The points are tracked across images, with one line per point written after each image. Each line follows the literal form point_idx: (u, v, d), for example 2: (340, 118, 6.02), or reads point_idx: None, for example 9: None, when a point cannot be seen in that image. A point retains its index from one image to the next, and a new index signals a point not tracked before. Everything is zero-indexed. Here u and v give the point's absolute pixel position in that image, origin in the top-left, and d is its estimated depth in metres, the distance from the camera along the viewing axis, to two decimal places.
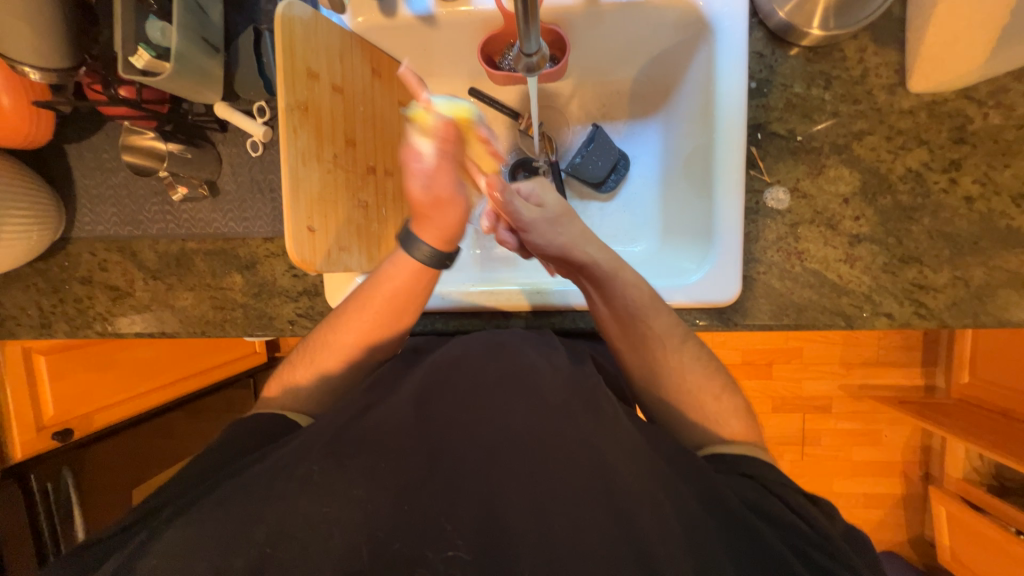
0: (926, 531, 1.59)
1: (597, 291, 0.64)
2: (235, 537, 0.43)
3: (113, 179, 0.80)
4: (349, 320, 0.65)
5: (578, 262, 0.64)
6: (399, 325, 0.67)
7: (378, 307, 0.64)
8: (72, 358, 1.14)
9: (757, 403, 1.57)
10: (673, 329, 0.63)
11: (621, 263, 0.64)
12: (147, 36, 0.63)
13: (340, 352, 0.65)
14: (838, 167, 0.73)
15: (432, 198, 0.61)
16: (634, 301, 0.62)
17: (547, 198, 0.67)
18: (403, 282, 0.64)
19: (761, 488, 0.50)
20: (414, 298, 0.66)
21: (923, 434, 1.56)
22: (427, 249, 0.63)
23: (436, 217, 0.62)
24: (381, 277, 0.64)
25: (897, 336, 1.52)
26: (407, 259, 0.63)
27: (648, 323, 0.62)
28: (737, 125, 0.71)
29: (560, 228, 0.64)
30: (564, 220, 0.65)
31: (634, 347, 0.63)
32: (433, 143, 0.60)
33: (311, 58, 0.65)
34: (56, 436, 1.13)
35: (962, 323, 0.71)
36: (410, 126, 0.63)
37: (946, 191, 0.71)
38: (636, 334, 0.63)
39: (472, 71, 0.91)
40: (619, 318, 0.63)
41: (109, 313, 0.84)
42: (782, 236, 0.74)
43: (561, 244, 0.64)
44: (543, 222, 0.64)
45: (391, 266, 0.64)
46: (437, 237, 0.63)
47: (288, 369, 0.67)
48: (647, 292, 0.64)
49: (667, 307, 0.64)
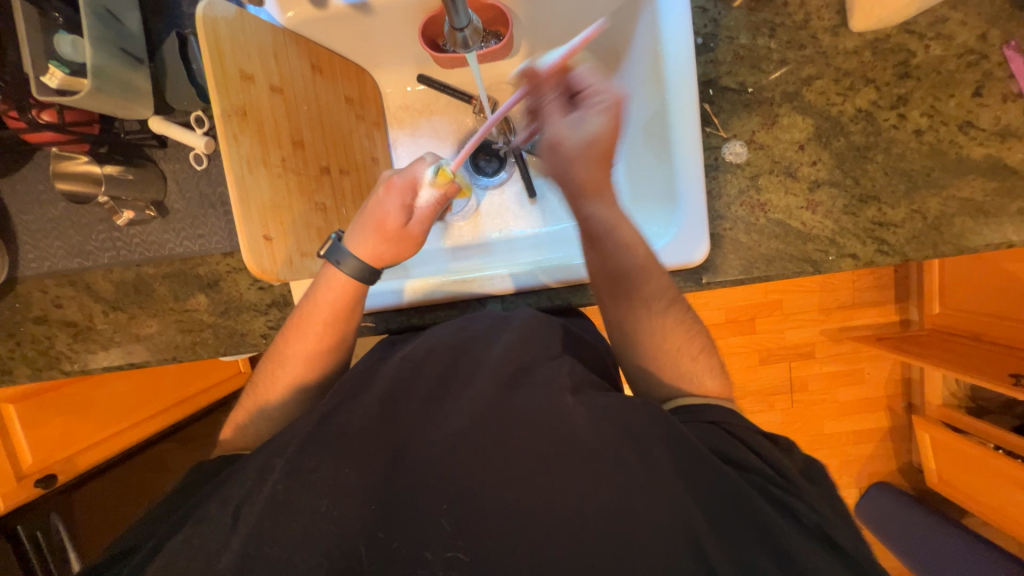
0: (914, 459, 1.66)
1: (594, 243, 0.65)
2: (218, 557, 0.42)
3: (53, 211, 0.76)
4: (289, 345, 0.65)
5: (579, 210, 0.66)
6: (342, 345, 0.67)
7: (316, 328, 0.64)
8: (44, 403, 1.09)
9: (744, 357, 1.61)
10: (662, 292, 0.63)
11: (623, 222, 0.65)
12: (57, 51, 0.60)
13: (281, 382, 0.64)
14: (791, 115, 0.74)
15: (403, 235, 0.66)
16: (625, 262, 0.64)
17: (590, 123, 0.64)
18: (338, 295, 0.65)
19: (725, 433, 0.51)
20: (351, 311, 0.66)
21: (902, 367, 1.62)
22: (356, 262, 0.64)
23: (392, 246, 0.66)
24: (313, 296, 0.65)
25: (869, 276, 1.56)
26: (338, 276, 0.64)
27: (637, 283, 0.63)
28: (688, 83, 0.71)
29: (583, 161, 0.65)
30: (587, 158, 0.65)
31: (617, 302, 0.64)
32: (434, 195, 0.67)
33: (242, 60, 0.62)
34: (39, 483, 1.09)
35: (923, 255, 0.72)
36: (424, 162, 0.67)
37: (896, 128, 0.72)
38: (622, 290, 0.64)
39: (418, 57, 0.89)
40: (605, 276, 0.64)
41: (71, 350, 0.80)
42: (743, 190, 0.75)
43: (572, 178, 0.66)
44: (574, 144, 0.65)
45: (322, 287, 0.64)
46: (371, 255, 0.65)
47: (240, 410, 0.66)
48: (642, 254, 0.64)
49: (661, 269, 0.65)
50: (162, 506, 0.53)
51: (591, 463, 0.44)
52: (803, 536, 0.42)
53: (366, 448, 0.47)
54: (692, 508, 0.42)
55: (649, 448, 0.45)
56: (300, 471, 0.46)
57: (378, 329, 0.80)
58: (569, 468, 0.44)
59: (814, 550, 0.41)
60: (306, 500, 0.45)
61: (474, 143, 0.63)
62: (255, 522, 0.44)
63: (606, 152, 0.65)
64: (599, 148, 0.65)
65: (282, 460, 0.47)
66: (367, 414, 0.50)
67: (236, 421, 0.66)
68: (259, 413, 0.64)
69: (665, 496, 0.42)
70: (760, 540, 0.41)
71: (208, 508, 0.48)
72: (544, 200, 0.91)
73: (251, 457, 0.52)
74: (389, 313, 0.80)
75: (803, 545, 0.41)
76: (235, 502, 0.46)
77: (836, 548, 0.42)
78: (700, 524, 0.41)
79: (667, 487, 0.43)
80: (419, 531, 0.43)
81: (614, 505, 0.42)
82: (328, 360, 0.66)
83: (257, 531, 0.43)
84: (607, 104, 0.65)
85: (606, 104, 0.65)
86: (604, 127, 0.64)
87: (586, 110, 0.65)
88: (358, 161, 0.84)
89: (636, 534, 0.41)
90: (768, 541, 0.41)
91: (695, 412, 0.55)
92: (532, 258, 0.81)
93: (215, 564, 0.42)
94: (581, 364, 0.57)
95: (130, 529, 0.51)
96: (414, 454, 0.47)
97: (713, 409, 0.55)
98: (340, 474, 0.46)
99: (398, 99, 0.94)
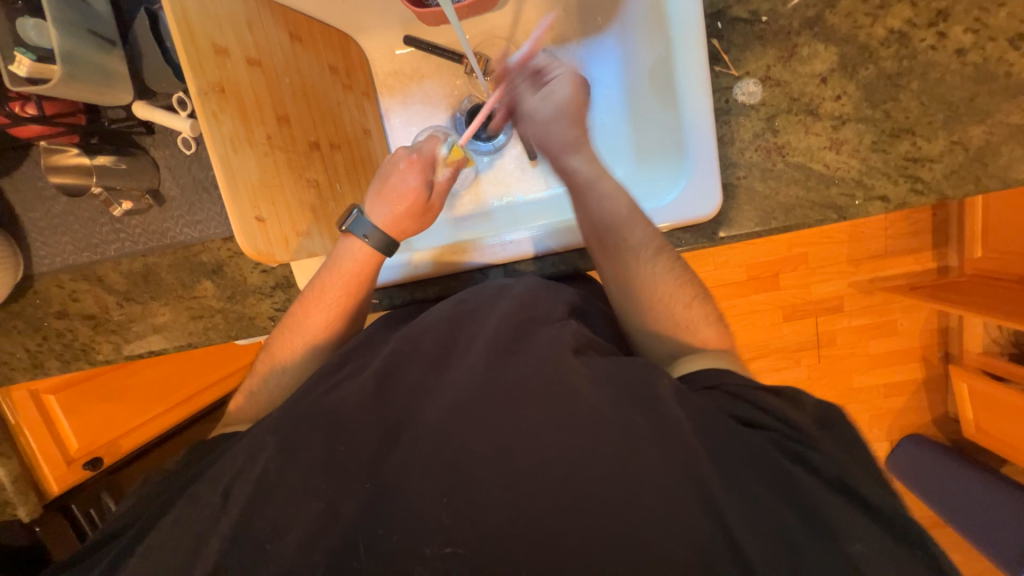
0: (950, 410, 1.59)
1: (579, 202, 0.66)
2: (231, 530, 0.45)
3: (56, 207, 0.76)
4: (307, 316, 0.67)
5: (566, 169, 0.69)
6: (361, 310, 0.69)
7: (337, 300, 0.66)
8: (82, 392, 1.16)
9: (768, 314, 1.55)
10: (651, 239, 0.62)
11: (603, 176, 0.67)
12: (23, 36, 0.59)
13: (296, 350, 0.66)
14: (812, 44, 0.66)
15: (426, 207, 0.71)
16: (613, 211, 0.64)
17: (557, 91, 0.72)
18: (361, 267, 0.67)
19: (734, 394, 0.49)
20: (371, 281, 0.68)
21: (939, 315, 1.54)
22: (384, 241, 0.67)
23: (414, 220, 0.70)
24: (336, 273, 0.67)
25: (904, 222, 1.46)
26: (360, 249, 0.67)
27: (624, 235, 0.62)
28: (694, 21, 0.64)
29: (555, 125, 0.71)
30: (563, 121, 0.71)
31: (611, 259, 0.63)
32: (450, 171, 0.73)
33: (215, 31, 0.58)
34: (87, 465, 1.16)
35: (963, 191, 0.66)
36: (440, 144, 0.73)
37: (934, 48, 0.64)
38: (612, 245, 0.63)
39: (402, 16, 0.84)
40: (596, 232, 0.64)
41: (93, 341, 0.83)
42: (759, 133, 0.69)
43: (554, 139, 0.71)
44: (547, 110, 0.71)
45: (347, 259, 0.67)
46: (397, 230, 0.69)
47: (252, 377, 0.69)
48: (628, 206, 0.64)
49: (646, 219, 0.64)
50: (170, 490, 0.56)
51: (586, 435, 0.44)
52: (791, 511, 0.40)
53: (361, 429, 0.47)
54: (694, 481, 0.41)
55: (653, 412, 0.44)
56: (290, 449, 0.47)
57: (383, 306, 0.80)
58: (562, 438, 0.44)
59: (812, 522, 0.40)
60: (295, 480, 0.46)
61: (480, 120, 0.68)
62: (244, 502, 0.46)
63: (575, 113, 0.71)
64: (572, 111, 0.71)
65: (271, 441, 0.49)
66: (360, 391, 0.50)
67: (245, 390, 0.68)
68: (271, 377, 0.66)
69: (659, 471, 0.42)
70: (764, 512, 0.40)
71: (199, 491, 0.51)
72: (544, 160, 0.86)
73: (247, 436, 0.54)
74: (392, 288, 0.79)
75: (800, 513, 0.40)
76: (224, 483, 0.48)
77: (838, 515, 0.40)
78: (714, 491, 0.40)
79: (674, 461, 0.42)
80: (408, 515, 0.43)
81: (612, 478, 0.42)
82: (345, 329, 0.68)
83: (248, 512, 0.45)
84: (567, 73, 0.73)
85: (567, 74, 0.73)
86: (571, 92, 0.72)
87: (549, 84, 0.73)
88: (349, 134, 0.82)
89: (635, 505, 0.41)
90: (762, 510, 0.40)
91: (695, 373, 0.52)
92: (536, 221, 0.78)
93: (209, 543, 0.45)
94: (584, 327, 0.56)
95: (148, 517, 0.53)
96: (407, 432, 0.47)
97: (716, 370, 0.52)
98: (331, 456, 0.46)
99: (387, 65, 0.90)
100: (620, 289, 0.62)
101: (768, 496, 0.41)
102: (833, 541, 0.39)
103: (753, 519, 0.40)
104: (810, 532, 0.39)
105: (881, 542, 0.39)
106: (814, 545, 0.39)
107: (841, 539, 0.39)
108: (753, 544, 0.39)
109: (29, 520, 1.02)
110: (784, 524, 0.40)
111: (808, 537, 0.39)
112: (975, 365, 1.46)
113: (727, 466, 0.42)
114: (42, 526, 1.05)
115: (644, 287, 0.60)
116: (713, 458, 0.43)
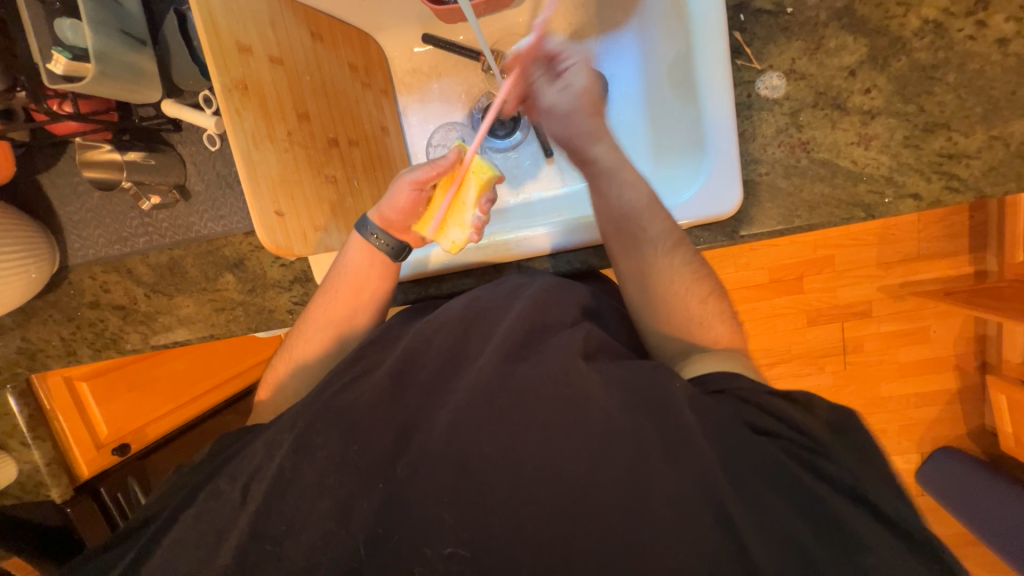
0: (986, 422, 1.51)
1: (598, 191, 0.64)
2: (248, 520, 0.46)
3: (90, 201, 0.80)
4: (316, 311, 0.68)
5: (585, 158, 0.66)
6: (375, 309, 0.69)
7: (342, 295, 0.68)
8: (112, 381, 1.21)
9: (791, 318, 1.50)
10: (667, 232, 0.61)
11: (626, 164, 0.64)
12: (61, 38, 0.62)
13: (311, 347, 0.68)
14: (840, 36, 0.64)
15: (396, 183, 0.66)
16: (633, 200, 0.62)
17: (575, 81, 0.67)
18: (364, 262, 0.68)
19: (750, 400, 0.48)
20: (377, 276, 0.69)
21: (976, 322, 1.46)
22: (379, 235, 0.67)
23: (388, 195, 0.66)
24: (342, 269, 0.69)
25: (939, 224, 1.39)
26: (359, 244, 0.68)
27: (642, 224, 0.61)
28: (715, 15, 0.62)
29: (576, 118, 0.66)
30: (584, 112, 0.67)
31: (627, 250, 0.62)
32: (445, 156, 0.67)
33: (239, 30, 0.60)
34: (116, 451, 1.20)
35: (1003, 188, 0.62)
36: None
37: (972, 39, 0.61)
38: (628, 234, 0.62)
39: (421, 14, 0.85)
40: (612, 221, 0.63)
41: (122, 331, 0.87)
42: (782, 128, 0.67)
43: (576, 131, 0.66)
44: (567, 103, 0.67)
45: (345, 254, 0.68)
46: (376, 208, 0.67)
47: (271, 373, 0.70)
48: (646, 196, 0.62)
49: (666, 212, 0.62)
50: (191, 482, 0.57)
51: (598, 441, 0.43)
52: (807, 525, 0.39)
53: (373, 426, 0.48)
54: (710, 492, 0.40)
55: (667, 417, 0.43)
56: (306, 442, 0.48)
57: (398, 301, 0.81)
58: (574, 442, 0.43)
59: (834, 538, 0.38)
60: (309, 474, 0.47)
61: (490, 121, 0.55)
62: (262, 498, 0.47)
63: (597, 104, 0.68)
64: (591, 98, 0.68)
65: (289, 438, 0.50)
66: (373, 389, 0.50)
67: (267, 387, 0.70)
68: (289, 374, 0.68)
69: (672, 480, 0.41)
70: (782, 527, 0.39)
71: (219, 483, 0.52)
72: (560, 158, 0.86)
73: (265, 430, 0.55)
74: (407, 284, 0.80)
75: (820, 529, 0.39)
76: (244, 480, 0.50)
77: (860, 532, 0.39)
78: (731, 501, 0.39)
79: (691, 472, 0.41)
80: (417, 515, 0.43)
81: (624, 483, 0.41)
82: (356, 326, 0.68)
83: (265, 507, 0.46)
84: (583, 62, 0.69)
85: (583, 64, 0.68)
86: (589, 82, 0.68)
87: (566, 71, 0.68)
88: (367, 131, 0.83)
89: (647, 515, 0.40)
90: (780, 524, 0.39)
91: (707, 377, 0.51)
92: (552, 218, 0.77)
93: (229, 536, 0.47)
94: (598, 328, 0.55)
95: (170, 510, 0.54)
96: (419, 431, 0.47)
97: (727, 374, 0.51)
98: (343, 451, 0.47)
99: (406, 63, 0.91)
100: (635, 287, 0.61)
101: (786, 509, 0.40)
102: (855, 558, 0.37)
103: (772, 534, 0.38)
104: (832, 549, 0.38)
105: (903, 560, 0.37)
106: (828, 560, 0.37)
107: (862, 556, 0.38)
108: (771, 560, 0.37)
109: (61, 500, 1.06)
110: (804, 540, 0.38)
111: (828, 555, 0.38)
112: (1015, 376, 1.38)
113: (738, 474, 0.41)
114: (71, 508, 1.07)
115: (659, 286, 0.59)
116: (726, 467, 0.41)
